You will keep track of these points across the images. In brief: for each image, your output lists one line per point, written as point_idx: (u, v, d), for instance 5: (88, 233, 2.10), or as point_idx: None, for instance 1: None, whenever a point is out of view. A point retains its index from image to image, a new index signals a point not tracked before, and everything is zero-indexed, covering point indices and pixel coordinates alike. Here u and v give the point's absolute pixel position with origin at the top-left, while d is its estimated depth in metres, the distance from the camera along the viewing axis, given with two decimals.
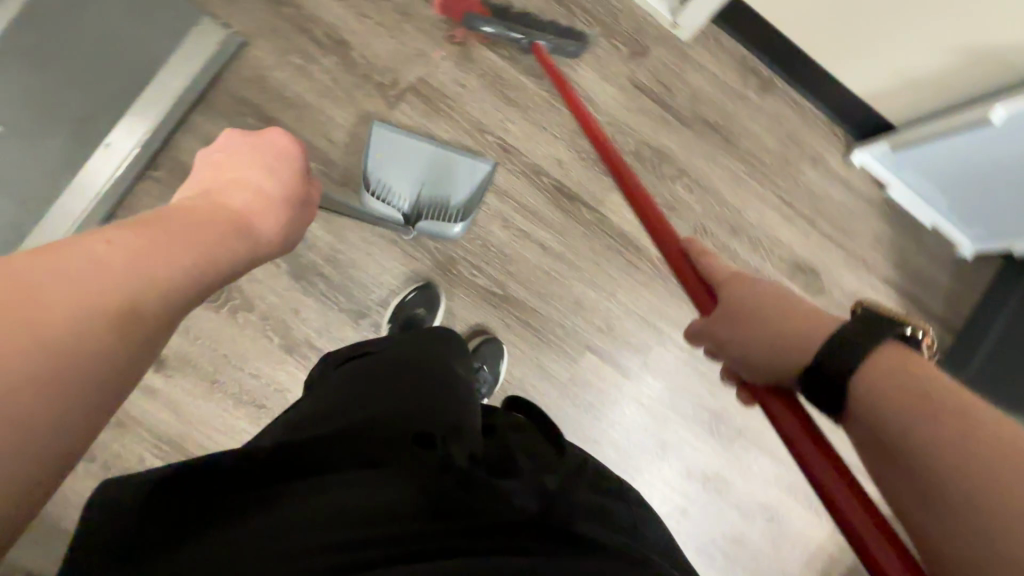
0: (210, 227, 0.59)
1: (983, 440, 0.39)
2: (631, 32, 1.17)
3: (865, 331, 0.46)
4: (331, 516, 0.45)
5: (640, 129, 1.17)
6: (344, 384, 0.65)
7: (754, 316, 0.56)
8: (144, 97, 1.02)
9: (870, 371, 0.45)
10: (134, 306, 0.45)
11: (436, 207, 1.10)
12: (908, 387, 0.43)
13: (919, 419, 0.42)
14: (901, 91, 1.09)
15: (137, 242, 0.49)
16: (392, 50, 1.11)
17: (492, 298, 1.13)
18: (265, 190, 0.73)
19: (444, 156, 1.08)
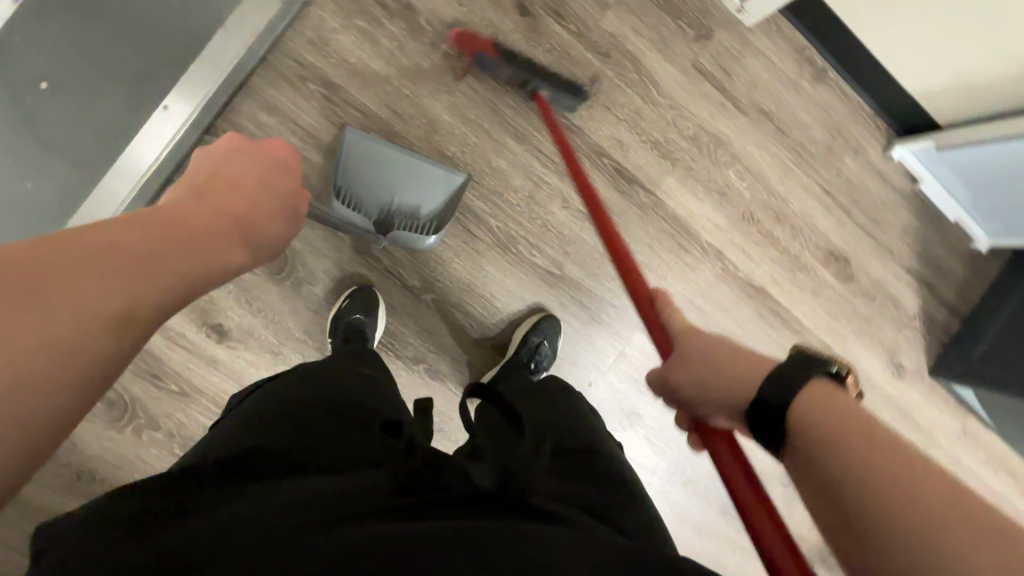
0: (210, 227, 0.56)
1: (893, 471, 0.46)
2: (697, 13, 1.16)
3: (799, 370, 0.54)
4: (290, 502, 0.49)
5: (699, 114, 1.18)
6: (269, 404, 0.69)
7: (704, 363, 0.63)
8: (203, 56, 0.97)
9: (804, 412, 0.52)
10: (134, 313, 0.44)
11: (401, 220, 1.06)
12: (833, 419, 0.50)
13: (843, 437, 0.49)
14: (956, 93, 1.14)
15: (139, 243, 0.47)
16: (461, 18, 1.07)
17: (549, 278, 1.15)
18: (262, 193, 0.68)
19: (413, 164, 1.04)
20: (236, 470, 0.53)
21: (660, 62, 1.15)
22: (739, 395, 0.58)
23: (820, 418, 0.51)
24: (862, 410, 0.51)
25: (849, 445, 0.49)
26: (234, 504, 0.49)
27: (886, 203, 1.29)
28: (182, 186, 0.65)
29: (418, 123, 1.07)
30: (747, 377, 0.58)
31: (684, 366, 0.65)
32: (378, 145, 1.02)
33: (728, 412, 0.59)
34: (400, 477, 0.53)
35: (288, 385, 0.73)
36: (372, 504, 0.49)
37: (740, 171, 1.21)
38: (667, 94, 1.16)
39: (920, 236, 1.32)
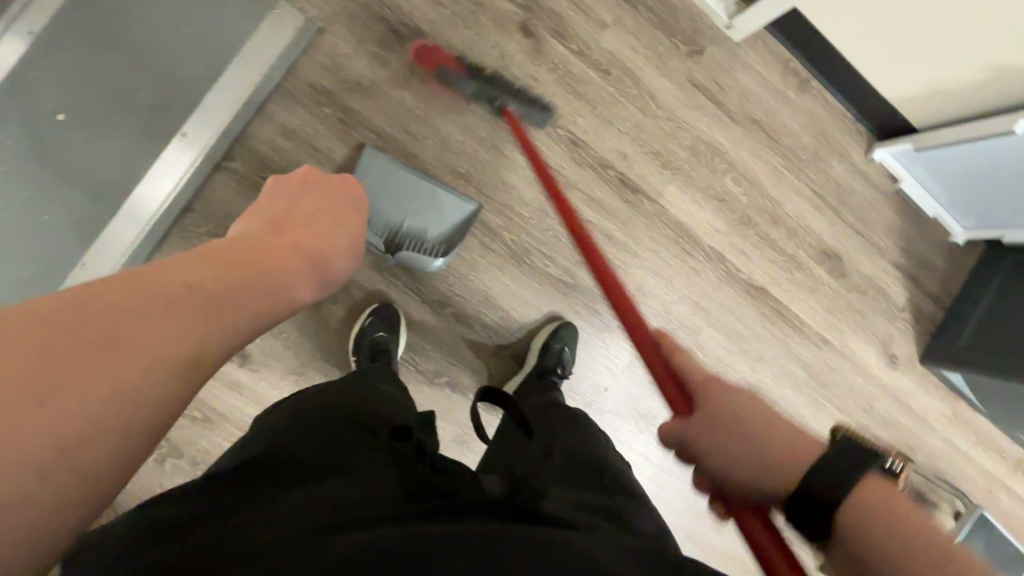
0: (274, 262, 0.56)
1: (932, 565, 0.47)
2: (689, 31, 1.22)
3: (845, 462, 0.52)
4: (305, 504, 0.52)
5: (696, 125, 1.24)
6: (301, 409, 0.72)
7: (736, 428, 0.59)
8: (219, 84, 0.98)
9: (858, 497, 0.51)
10: (199, 358, 0.44)
11: (410, 240, 1.08)
12: (892, 523, 0.49)
13: (895, 541, 0.49)
14: (929, 98, 1.22)
15: (211, 281, 0.48)
16: (469, 41, 1.11)
17: (562, 287, 1.19)
18: (330, 230, 0.68)
19: (429, 189, 1.08)
20: (260, 477, 0.57)
21: (657, 77, 1.21)
22: (775, 477, 0.56)
23: (877, 521, 0.49)
24: (922, 514, 0.50)
25: (900, 551, 0.48)
26: (254, 504, 0.52)
27: (871, 203, 1.37)
28: (265, 217, 0.68)
29: (432, 143, 1.10)
30: (781, 466, 0.55)
31: (712, 433, 0.61)
32: (396, 168, 1.06)
33: (762, 487, 0.57)
34: (414, 485, 0.56)
35: (318, 394, 0.76)
36: (380, 509, 0.52)
37: (737, 177, 1.28)
38: (665, 107, 1.22)
39: (903, 231, 1.39)
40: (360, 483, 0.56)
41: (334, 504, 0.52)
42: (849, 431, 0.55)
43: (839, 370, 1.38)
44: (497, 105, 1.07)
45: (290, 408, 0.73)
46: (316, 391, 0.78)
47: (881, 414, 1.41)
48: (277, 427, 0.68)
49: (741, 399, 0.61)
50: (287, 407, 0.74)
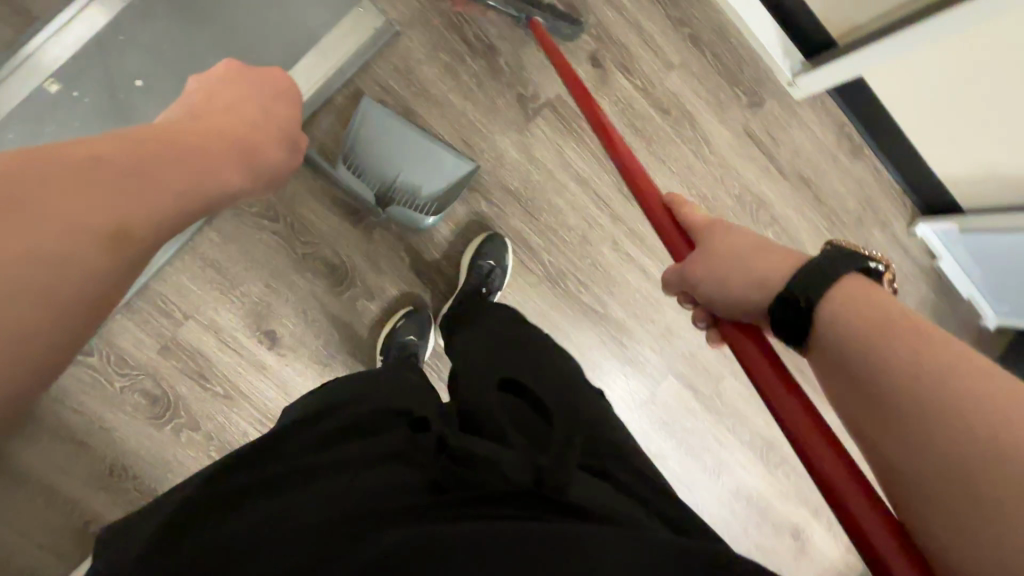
0: (210, 149, 0.56)
1: (936, 355, 0.42)
2: (752, 82, 1.24)
3: (835, 258, 0.50)
4: (337, 492, 0.52)
5: (746, 175, 1.25)
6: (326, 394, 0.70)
7: (725, 257, 0.60)
8: (294, 72, 1.00)
9: (838, 296, 0.48)
10: (128, 231, 0.42)
11: (403, 195, 1.06)
12: (870, 307, 0.47)
13: (886, 339, 0.44)
14: (980, 182, 1.22)
15: (139, 151, 0.47)
16: (538, 63, 1.12)
17: (592, 315, 1.19)
18: (256, 125, 0.67)
19: (419, 141, 1.05)
20: (290, 459, 0.58)
21: (714, 123, 1.22)
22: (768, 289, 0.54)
23: (854, 312, 0.47)
24: (905, 308, 0.46)
25: (894, 344, 0.44)
26: (276, 497, 0.53)
27: (906, 275, 1.37)
28: (184, 113, 0.65)
29: (487, 156, 1.12)
30: (780, 265, 0.54)
31: (712, 263, 0.61)
32: (391, 120, 1.03)
33: (753, 305, 0.56)
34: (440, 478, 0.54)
35: (349, 377, 0.74)
36: (404, 505, 0.51)
37: (779, 233, 1.28)
38: (717, 153, 1.23)
39: (934, 308, 1.39)
40: (383, 476, 0.54)
41: (356, 500, 0.51)
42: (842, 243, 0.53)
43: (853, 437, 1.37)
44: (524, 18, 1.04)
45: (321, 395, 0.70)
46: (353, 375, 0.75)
47: None
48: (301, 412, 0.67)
49: (738, 235, 0.61)
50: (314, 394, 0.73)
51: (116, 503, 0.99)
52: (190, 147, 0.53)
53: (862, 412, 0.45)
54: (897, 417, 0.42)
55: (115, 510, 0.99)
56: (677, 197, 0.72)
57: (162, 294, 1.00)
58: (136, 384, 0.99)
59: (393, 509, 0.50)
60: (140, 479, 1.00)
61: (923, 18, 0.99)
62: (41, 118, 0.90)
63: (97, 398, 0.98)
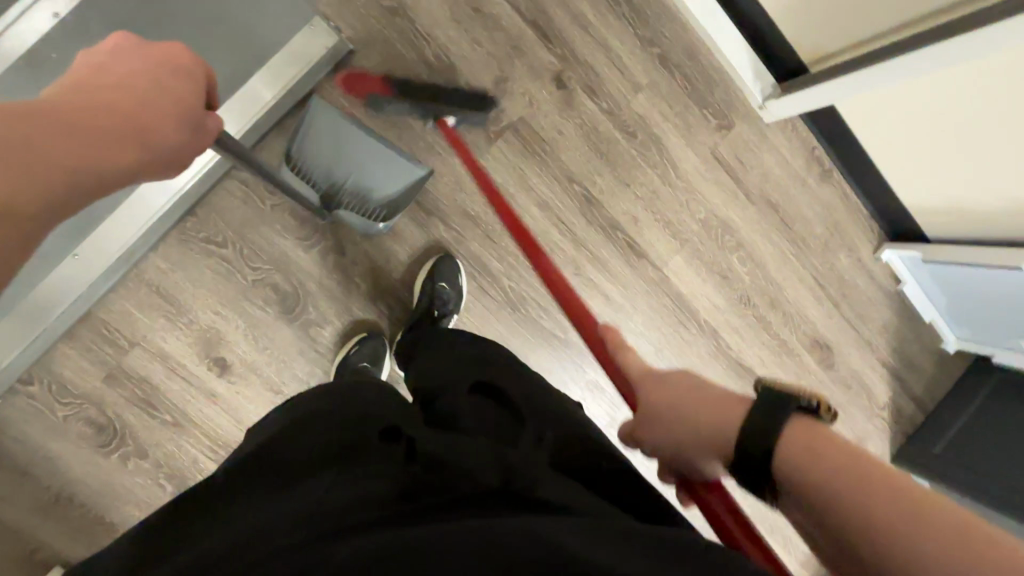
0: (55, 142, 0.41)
1: (924, 530, 0.37)
2: (721, 104, 1.21)
3: (767, 419, 0.45)
4: (297, 509, 0.46)
5: (712, 199, 1.23)
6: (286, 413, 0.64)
7: (667, 410, 0.55)
8: (241, 93, 0.96)
9: (792, 462, 0.43)
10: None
11: (351, 199, 1.01)
12: (825, 473, 0.41)
13: (856, 485, 0.40)
14: (944, 213, 1.21)
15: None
16: (500, 84, 1.09)
17: (552, 341, 1.19)
18: (149, 102, 0.49)
19: (371, 143, 1.00)
20: (255, 475, 0.52)
21: (681, 147, 1.20)
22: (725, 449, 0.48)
23: (818, 491, 0.42)
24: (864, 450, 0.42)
25: (877, 527, 0.39)
26: (233, 521, 0.47)
27: (870, 300, 1.37)
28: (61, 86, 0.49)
29: (446, 180, 1.09)
30: (722, 429, 0.49)
31: (654, 411, 0.56)
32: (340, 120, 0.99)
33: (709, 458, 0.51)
34: (406, 478, 0.49)
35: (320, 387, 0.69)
36: (369, 508, 0.45)
37: (744, 257, 1.27)
38: (683, 177, 1.21)
39: (896, 332, 1.40)
40: (352, 478, 0.49)
41: (320, 505, 0.46)
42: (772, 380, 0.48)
43: None
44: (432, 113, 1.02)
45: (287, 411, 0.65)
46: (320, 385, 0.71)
47: None
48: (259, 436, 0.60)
49: (671, 384, 0.56)
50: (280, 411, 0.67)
51: (62, 532, 0.98)
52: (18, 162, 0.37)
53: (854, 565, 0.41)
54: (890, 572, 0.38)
55: (61, 539, 0.98)
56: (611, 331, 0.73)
57: (107, 321, 0.98)
58: (81, 412, 0.98)
59: (360, 520, 0.44)
60: (85, 509, 0.99)
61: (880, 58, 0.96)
62: None
63: (40, 426, 0.97)
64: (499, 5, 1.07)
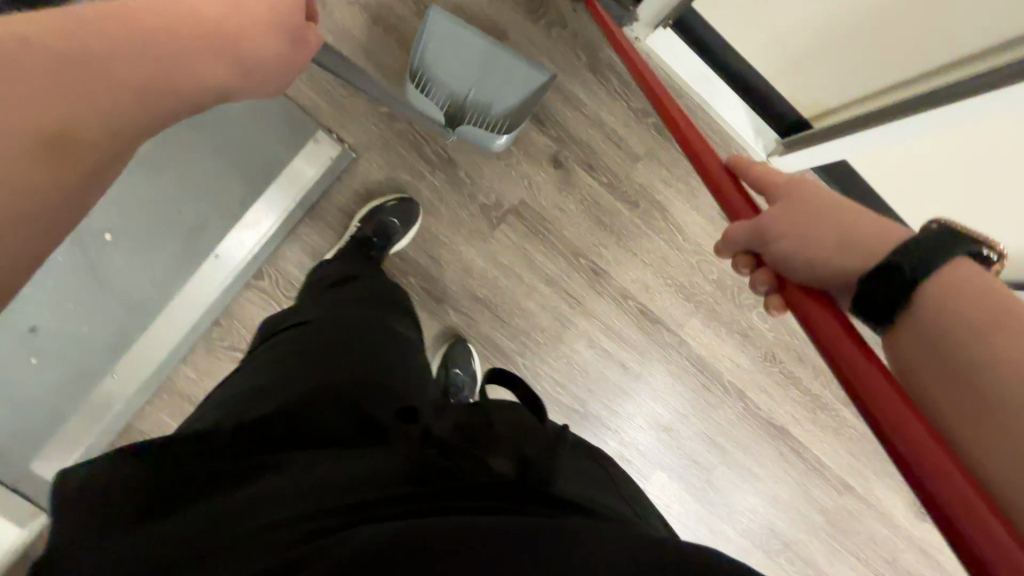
0: (182, 37, 0.51)
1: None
2: None
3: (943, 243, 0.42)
4: (304, 484, 0.46)
5: (724, 258, 1.21)
6: (291, 352, 0.69)
7: (810, 222, 0.52)
8: (254, 209, 1.02)
9: (946, 285, 0.40)
10: (69, 135, 0.42)
11: (474, 114, 1.12)
12: (977, 304, 0.39)
13: (978, 329, 0.38)
14: None
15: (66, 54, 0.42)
16: (498, 172, 1.12)
17: (573, 415, 1.18)
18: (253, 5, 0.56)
19: (497, 57, 1.06)
20: (273, 427, 0.54)
21: (687, 209, 1.19)
22: (851, 272, 0.47)
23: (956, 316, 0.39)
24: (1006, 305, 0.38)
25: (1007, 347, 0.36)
26: (246, 490, 0.47)
27: None
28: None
29: (453, 267, 1.12)
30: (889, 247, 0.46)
31: (790, 208, 0.54)
32: (459, 32, 1.03)
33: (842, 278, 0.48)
34: (419, 461, 0.48)
35: (324, 324, 0.75)
36: (386, 492, 0.45)
37: (764, 313, 1.24)
38: (692, 239, 1.20)
39: None
40: (363, 459, 0.49)
41: (335, 488, 0.45)
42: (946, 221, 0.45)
43: (858, 517, 1.30)
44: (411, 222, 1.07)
45: (292, 350, 0.69)
46: (332, 340, 0.71)
47: (904, 568, 1.32)
48: (265, 373, 0.66)
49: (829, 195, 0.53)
50: (287, 340, 0.73)
51: None
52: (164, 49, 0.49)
53: (936, 380, 0.40)
54: (1003, 423, 0.35)
55: None
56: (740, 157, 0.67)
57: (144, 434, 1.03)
58: None
59: (363, 501, 0.44)
60: None
61: (876, 120, 0.91)
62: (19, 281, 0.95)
63: None
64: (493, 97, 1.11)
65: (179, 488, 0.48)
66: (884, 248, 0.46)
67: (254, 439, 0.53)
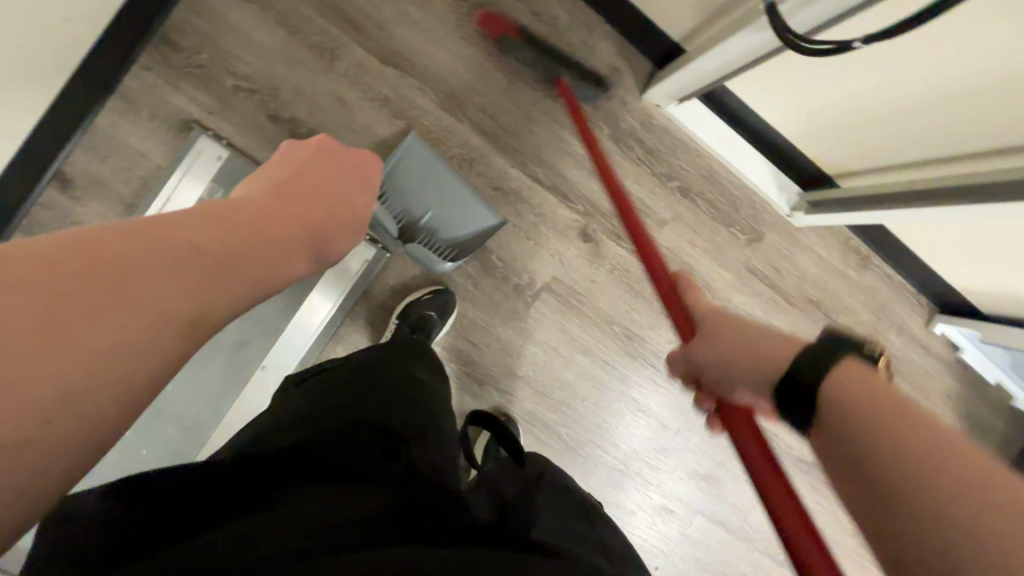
0: (286, 225, 0.52)
1: (919, 446, 0.39)
2: (748, 219, 1.21)
3: (828, 356, 0.47)
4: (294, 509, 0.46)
5: (752, 310, 1.24)
6: (310, 392, 0.72)
7: (737, 339, 0.56)
8: (296, 320, 1.04)
9: (843, 386, 0.44)
10: (203, 318, 0.41)
11: (424, 236, 1.08)
12: (870, 399, 0.43)
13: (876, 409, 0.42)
14: (996, 296, 1.17)
15: (224, 251, 0.44)
16: (529, 252, 1.13)
17: (617, 475, 1.22)
18: (351, 204, 0.64)
19: (460, 192, 1.05)
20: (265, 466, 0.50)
21: (714, 268, 1.21)
22: (760, 380, 0.52)
23: (853, 404, 0.43)
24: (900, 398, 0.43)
25: (891, 439, 0.40)
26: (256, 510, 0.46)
27: (930, 373, 1.33)
28: (260, 185, 0.59)
29: (492, 349, 1.14)
30: (779, 355, 0.51)
31: (709, 342, 0.59)
32: (431, 159, 1.03)
33: (756, 381, 0.52)
34: (402, 503, 0.48)
35: (342, 365, 0.79)
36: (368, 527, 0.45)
37: None
38: (720, 295, 1.22)
39: (963, 400, 1.35)
40: (349, 499, 0.48)
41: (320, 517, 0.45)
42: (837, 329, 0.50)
43: None
44: (448, 311, 1.08)
45: (312, 393, 0.72)
46: (349, 382, 0.74)
47: None
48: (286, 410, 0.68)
49: (762, 330, 0.54)
50: (306, 385, 0.75)
51: None
52: (269, 237, 0.49)
53: (843, 468, 0.43)
54: (887, 501, 0.39)
55: None
56: (693, 285, 0.71)
57: None
58: None
59: (348, 533, 0.44)
60: None
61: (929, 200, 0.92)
62: None
63: None
64: (519, 178, 1.11)
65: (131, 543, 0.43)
66: (787, 355, 0.50)
67: (248, 473, 0.49)
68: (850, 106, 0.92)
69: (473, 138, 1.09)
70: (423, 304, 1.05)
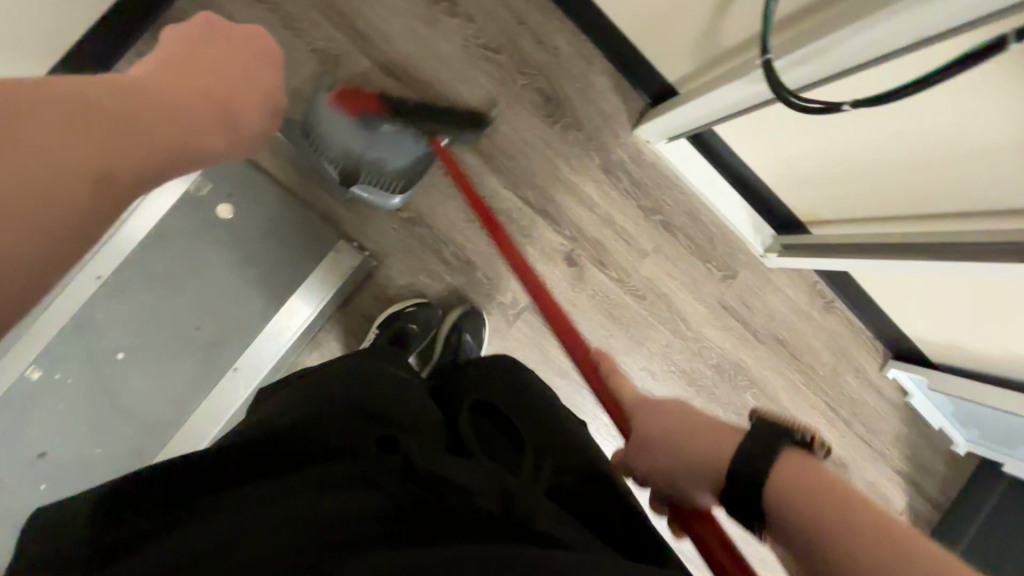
0: (177, 101, 0.54)
1: (847, 547, 0.41)
2: (724, 257, 1.26)
3: (766, 442, 0.47)
4: (294, 516, 0.45)
5: (722, 345, 1.28)
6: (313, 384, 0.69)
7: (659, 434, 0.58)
8: (275, 322, 1.01)
9: (788, 492, 0.45)
10: (106, 175, 0.44)
11: (369, 170, 1.02)
12: (813, 491, 0.44)
13: (825, 522, 0.43)
14: (942, 346, 1.23)
15: (112, 111, 0.46)
16: None
17: None
18: (241, 84, 0.64)
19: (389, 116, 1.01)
20: (268, 453, 0.52)
21: (688, 300, 1.25)
22: (705, 481, 0.52)
23: (803, 502, 0.44)
24: (833, 477, 0.45)
25: (828, 522, 0.43)
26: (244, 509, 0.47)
27: (880, 415, 1.38)
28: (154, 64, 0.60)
29: None
30: (713, 451, 0.51)
31: (644, 441, 0.59)
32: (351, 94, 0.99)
33: (705, 483, 0.52)
34: (396, 500, 0.46)
35: (338, 362, 0.76)
36: (372, 530, 0.44)
37: (756, 394, 1.31)
38: (693, 325, 1.26)
39: (909, 441, 1.39)
40: (346, 491, 0.47)
41: (325, 522, 0.44)
42: (767, 413, 0.51)
43: None
44: (430, 324, 1.07)
45: (313, 384, 0.69)
46: (349, 371, 0.71)
47: None
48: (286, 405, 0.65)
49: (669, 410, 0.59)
50: (305, 380, 0.72)
51: None
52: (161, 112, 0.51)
53: None
54: None
55: None
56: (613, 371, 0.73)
57: None
58: None
59: (352, 539, 0.43)
60: None
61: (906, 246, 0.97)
62: (30, 405, 0.92)
63: None
64: (510, 198, 1.13)
65: (133, 540, 0.45)
66: (720, 452, 0.51)
67: (247, 461, 0.52)
68: (828, 159, 0.98)
69: (470, 156, 1.11)
70: (407, 315, 1.05)
